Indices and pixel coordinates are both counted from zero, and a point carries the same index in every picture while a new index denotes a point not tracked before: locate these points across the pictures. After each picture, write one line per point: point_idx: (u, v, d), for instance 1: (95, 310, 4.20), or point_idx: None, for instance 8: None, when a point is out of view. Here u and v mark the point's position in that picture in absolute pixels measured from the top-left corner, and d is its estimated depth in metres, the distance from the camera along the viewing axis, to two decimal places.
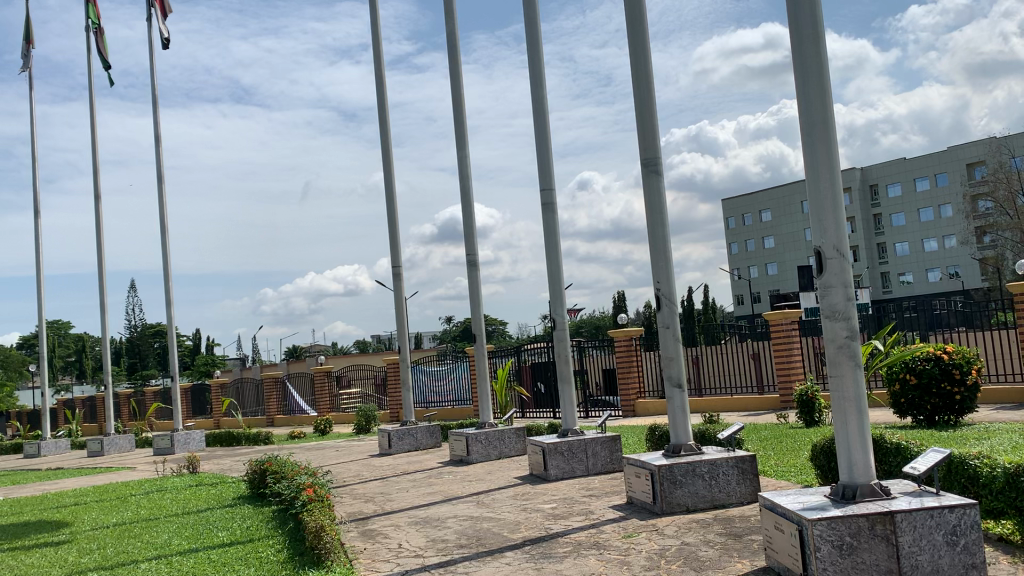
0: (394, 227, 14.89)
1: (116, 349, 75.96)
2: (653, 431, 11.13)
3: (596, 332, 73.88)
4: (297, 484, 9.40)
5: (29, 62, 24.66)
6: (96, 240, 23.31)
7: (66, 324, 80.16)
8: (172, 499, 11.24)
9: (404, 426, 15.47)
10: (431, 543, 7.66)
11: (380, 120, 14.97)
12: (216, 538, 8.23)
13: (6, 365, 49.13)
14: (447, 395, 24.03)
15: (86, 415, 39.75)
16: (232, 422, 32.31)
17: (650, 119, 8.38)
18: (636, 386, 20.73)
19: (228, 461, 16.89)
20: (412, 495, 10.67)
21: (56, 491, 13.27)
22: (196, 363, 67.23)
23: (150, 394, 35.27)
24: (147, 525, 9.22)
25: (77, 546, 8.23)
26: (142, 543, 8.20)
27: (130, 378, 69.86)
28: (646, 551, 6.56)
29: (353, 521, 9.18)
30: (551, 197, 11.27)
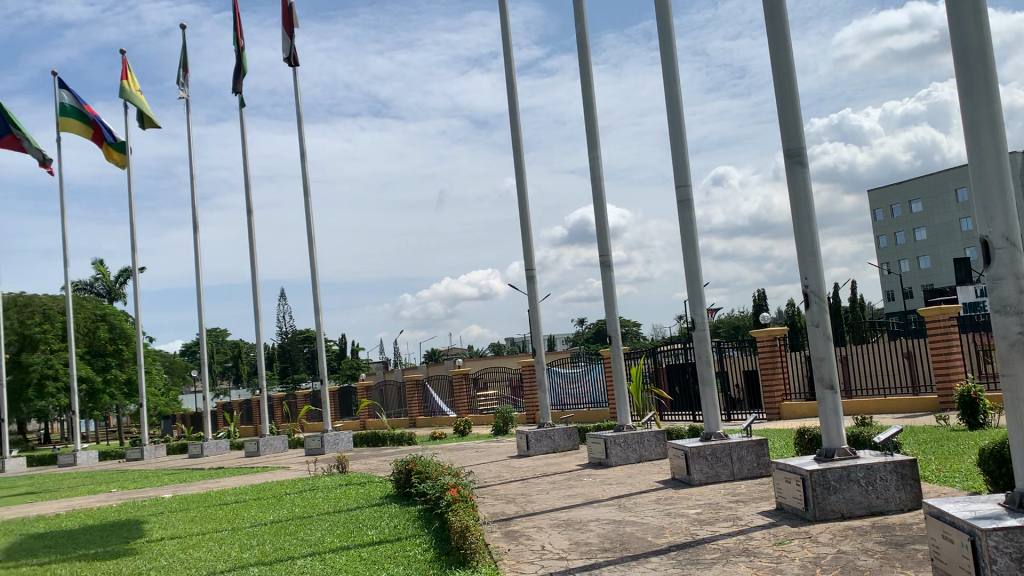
0: (528, 230, 14.98)
1: (270, 355, 80.01)
2: (801, 434, 10.65)
3: (735, 333, 71.91)
4: (441, 484, 9.58)
5: (185, 88, 26.35)
6: (250, 252, 24.60)
7: (223, 332, 85.50)
8: (323, 498, 11.70)
9: (542, 428, 15.49)
10: (574, 546, 7.63)
11: (512, 125, 15.09)
12: (366, 536, 8.50)
13: (173, 371, 52.74)
14: (584, 397, 23.93)
15: (243, 417, 42.16)
16: (377, 424, 33.42)
17: (792, 109, 8.04)
18: (781, 388, 19.95)
19: (375, 461, 17.50)
20: (553, 497, 10.66)
21: (218, 489, 14.11)
22: (341, 367, 70.25)
23: (300, 397, 37.02)
24: (302, 523, 9.63)
25: (240, 542, 8.71)
26: (299, 540, 8.58)
27: (283, 382, 73.50)
28: (799, 558, 6.27)
29: (495, 522, 9.27)
30: (687, 193, 11.03)
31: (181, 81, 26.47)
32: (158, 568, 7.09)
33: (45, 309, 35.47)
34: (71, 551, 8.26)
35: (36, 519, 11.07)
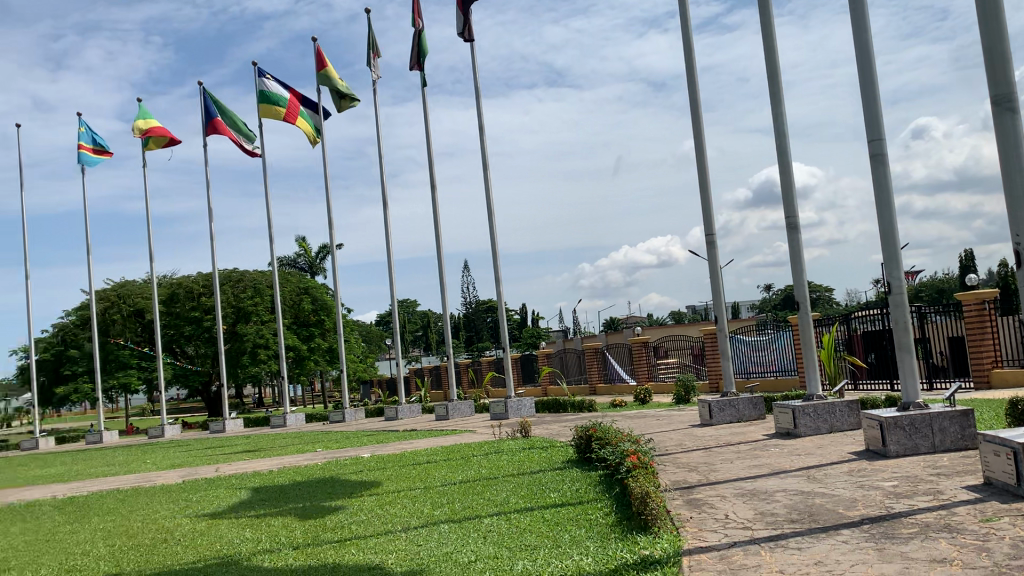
0: (708, 194, 14.59)
1: (455, 324, 83.03)
2: (1015, 405, 9.80)
3: (939, 297, 66.78)
4: (621, 450, 9.62)
5: (375, 69, 27.58)
6: (435, 225, 25.53)
7: (412, 303, 89.60)
8: (507, 460, 12.07)
9: (725, 397, 15.17)
10: (759, 516, 7.46)
11: (690, 87, 14.70)
12: (549, 499, 8.71)
13: (369, 340, 56.00)
14: (770, 365, 23.14)
15: (433, 383, 44.15)
16: (558, 390, 33.92)
17: (1000, 49, 7.23)
18: (991, 356, 18.42)
19: (558, 427, 17.80)
20: (737, 466, 10.44)
21: (411, 450, 14.91)
22: (524, 336, 71.75)
23: (485, 364, 38.21)
24: (488, 484, 10.00)
25: (431, 499, 9.19)
26: (485, 500, 8.93)
27: (468, 351, 76.09)
28: (1010, 538, 5.81)
29: (678, 490, 9.20)
30: (881, 147, 10.32)
31: (370, 64, 27.73)
32: (357, 521, 7.64)
33: (255, 283, 38.62)
34: (283, 503, 9.06)
35: (252, 473, 12.18)
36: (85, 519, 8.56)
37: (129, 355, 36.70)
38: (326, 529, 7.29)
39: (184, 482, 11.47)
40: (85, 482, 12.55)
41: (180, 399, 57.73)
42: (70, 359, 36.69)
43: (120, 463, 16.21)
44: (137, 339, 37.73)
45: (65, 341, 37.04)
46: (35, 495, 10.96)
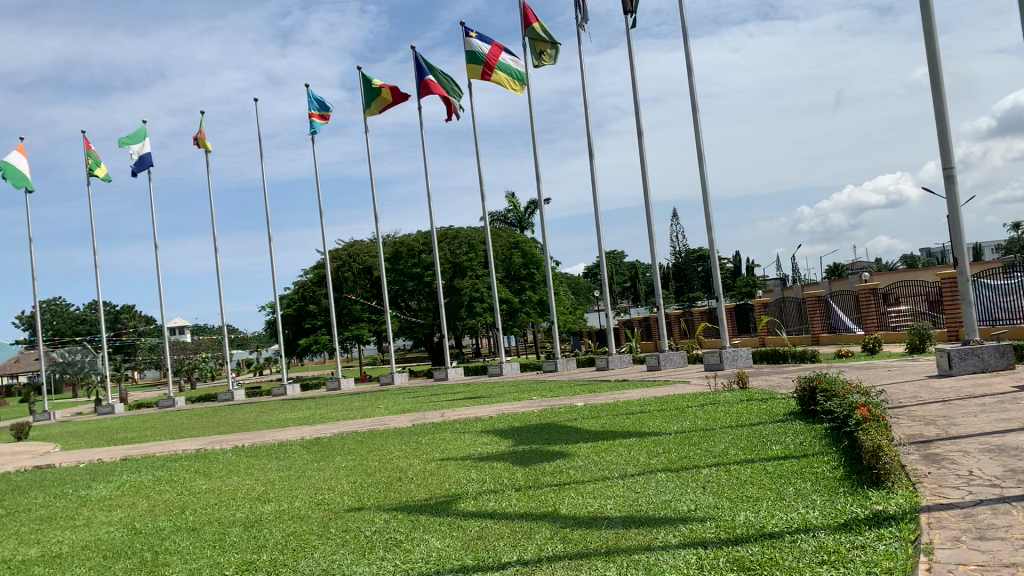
0: (945, 125, 13.28)
1: (666, 274, 82.02)
2: None
3: None
4: (849, 402, 9.11)
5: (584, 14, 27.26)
6: (643, 173, 25.15)
7: (621, 254, 89.46)
8: (725, 411, 11.82)
9: (967, 345, 13.94)
10: (1009, 473, 6.81)
11: (923, 7, 13.34)
12: (770, 451, 8.43)
13: (577, 292, 56.82)
14: (1020, 312, 20.98)
15: (644, 334, 44.05)
16: (776, 340, 32.68)
17: None
18: None
19: (778, 378, 17.18)
20: (982, 420, 9.57)
21: (625, 399, 15.01)
22: (737, 284, 69.57)
23: (698, 314, 37.49)
24: (706, 435, 9.84)
25: (647, 449, 9.18)
26: (703, 450, 8.80)
27: (679, 300, 75.00)
28: None
29: (913, 444, 8.61)
30: None
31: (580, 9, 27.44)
32: (577, 467, 7.81)
33: (469, 240, 40.14)
34: (506, 448, 9.44)
35: (475, 419, 12.78)
36: (331, 458, 9.37)
37: (360, 310, 39.54)
38: (547, 473, 7.52)
39: (415, 426, 12.24)
40: (328, 425, 13.74)
41: (406, 350, 61.62)
42: (310, 313, 40.11)
43: (357, 408, 17.60)
44: (366, 295, 40.46)
45: (305, 298, 40.50)
46: (288, 436, 12.14)
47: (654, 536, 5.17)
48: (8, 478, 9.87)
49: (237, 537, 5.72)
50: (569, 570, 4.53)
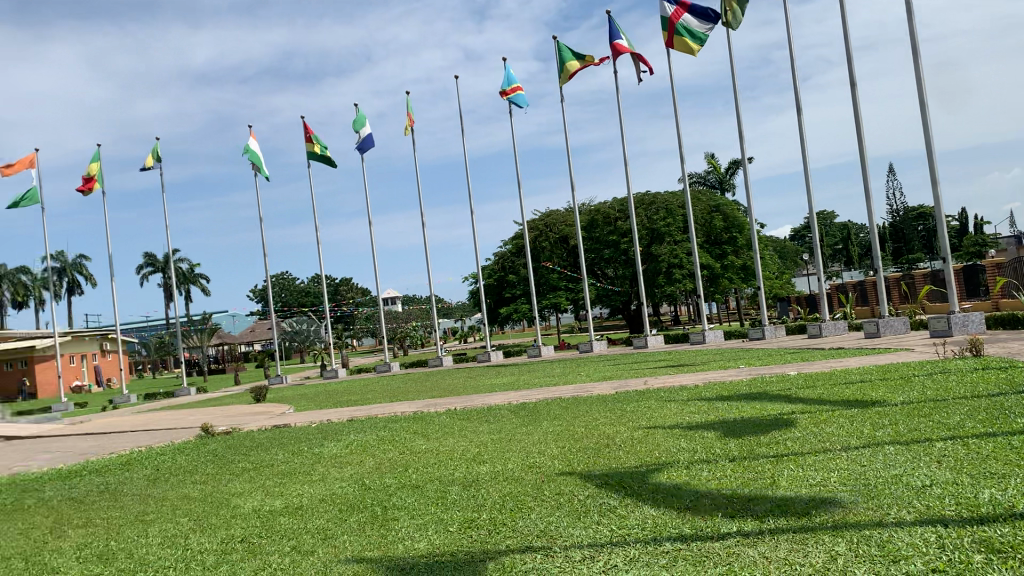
0: None
1: (881, 235, 76.68)
2: None
3: None
4: None
5: None
6: (856, 127, 23.48)
7: (830, 215, 84.64)
8: (958, 381, 10.87)
9: None
10: None
11: None
12: (1016, 425, 7.63)
13: (784, 256, 54.59)
14: None
15: (858, 299, 41.60)
16: (1013, 304, 29.68)
17: None
18: None
19: (1017, 345, 15.59)
20: None
21: (843, 368, 14.20)
22: (964, 243, 63.83)
23: (920, 277, 34.81)
24: (938, 406, 9.07)
25: (870, 420, 8.60)
26: (935, 423, 8.12)
27: (897, 262, 69.93)
28: None
29: None
30: None
31: None
32: (795, 439, 7.46)
33: (667, 205, 39.50)
34: (716, 418, 9.21)
35: (681, 387, 12.60)
36: (539, 423, 9.56)
37: (557, 278, 40.01)
38: (762, 443, 7.25)
39: (620, 393, 12.24)
40: (534, 391, 14.09)
41: (605, 319, 61.86)
42: (510, 283, 41.13)
43: (559, 375, 17.93)
44: (564, 264, 40.88)
45: (505, 268, 41.61)
46: (496, 401, 12.55)
47: (886, 512, 4.83)
48: (252, 436, 10.90)
49: (456, 496, 5.96)
50: (794, 543, 4.35)
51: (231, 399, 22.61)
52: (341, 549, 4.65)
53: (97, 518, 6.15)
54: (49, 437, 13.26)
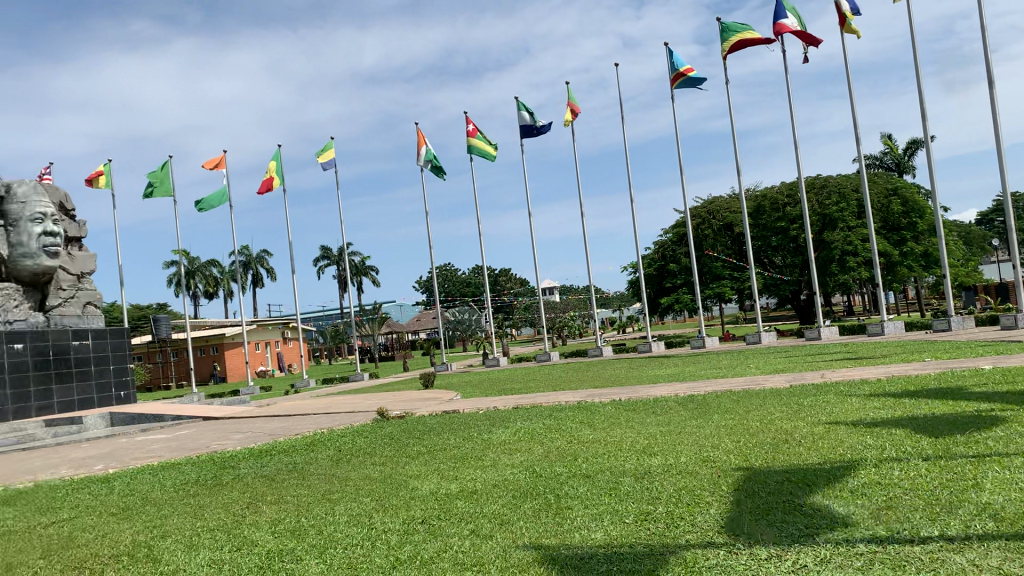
0: None
1: None
2: None
3: None
4: None
5: None
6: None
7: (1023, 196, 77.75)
8: None
9: None
10: None
11: None
12: None
13: (970, 242, 50.66)
14: None
15: None
16: None
17: None
18: None
19: None
20: None
21: None
22: None
23: None
24: None
25: None
26: None
27: None
28: None
29: None
30: None
31: None
32: (998, 439, 6.85)
33: (840, 188, 37.53)
34: (904, 414, 8.63)
35: (860, 381, 11.88)
36: (710, 416, 9.30)
37: (721, 267, 38.78)
38: (960, 443, 6.71)
39: (795, 386, 11.73)
40: (701, 383, 13.76)
41: (770, 309, 59.72)
42: (671, 272, 40.38)
43: (726, 366, 17.42)
44: (728, 252, 39.77)
45: (666, 257, 40.94)
46: (662, 392, 12.31)
47: None
48: (423, 421, 11.24)
49: (630, 487, 5.87)
50: (1008, 551, 3.96)
51: (402, 385, 23.51)
52: (518, 535, 4.67)
53: (288, 496, 6.51)
54: (239, 418, 14.23)
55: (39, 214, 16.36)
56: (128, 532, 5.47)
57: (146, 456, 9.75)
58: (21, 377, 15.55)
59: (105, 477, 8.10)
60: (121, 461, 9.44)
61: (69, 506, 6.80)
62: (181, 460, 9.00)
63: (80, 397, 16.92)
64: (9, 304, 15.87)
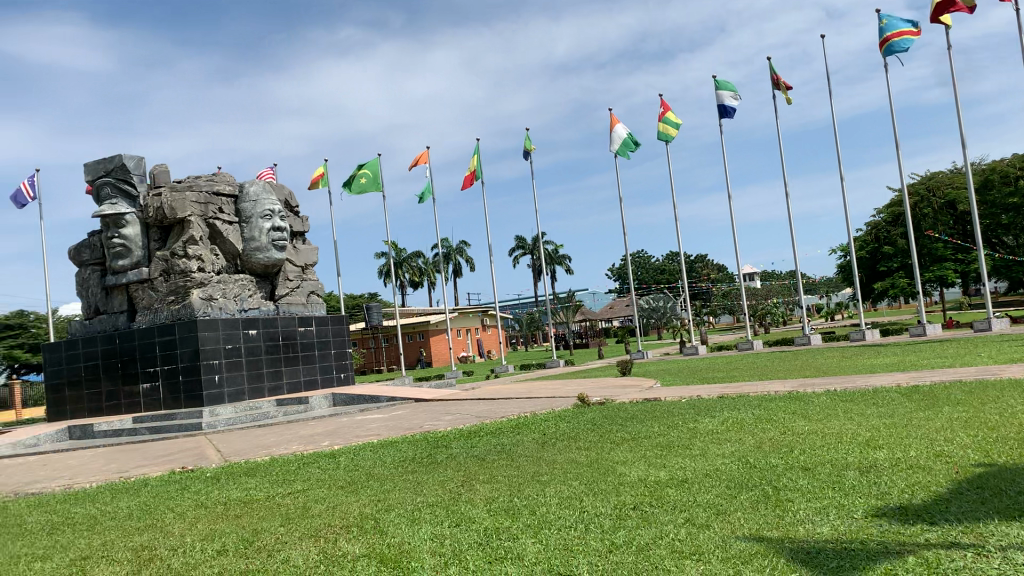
0: None
1: None
2: None
3: None
4: None
5: None
6: None
7: None
8: None
9: None
10: None
11: None
12: None
13: None
14: None
15: None
16: None
17: None
18: None
19: None
20: None
21: None
22: None
23: None
24: None
25: None
26: None
27: None
28: None
29: None
30: None
31: None
32: None
33: None
34: None
35: None
36: (940, 408, 8.56)
37: (944, 249, 35.72)
38: None
39: None
40: (927, 372, 12.74)
41: (1001, 294, 54.35)
42: (886, 255, 37.66)
43: (952, 355, 16.04)
44: (952, 232, 36.55)
45: (880, 239, 38.32)
46: (883, 382, 11.48)
47: None
48: (626, 407, 11.21)
49: (855, 480, 5.51)
50: None
51: (601, 372, 23.54)
52: (737, 527, 4.50)
53: (499, 476, 6.67)
54: (448, 400, 14.88)
55: (268, 211, 17.82)
56: (355, 504, 5.82)
57: (368, 434, 10.36)
58: (255, 360, 17.00)
59: (331, 453, 8.67)
60: (345, 438, 10.09)
61: (301, 478, 7.35)
62: (399, 438, 9.48)
63: (306, 379, 18.29)
64: (245, 293, 17.35)
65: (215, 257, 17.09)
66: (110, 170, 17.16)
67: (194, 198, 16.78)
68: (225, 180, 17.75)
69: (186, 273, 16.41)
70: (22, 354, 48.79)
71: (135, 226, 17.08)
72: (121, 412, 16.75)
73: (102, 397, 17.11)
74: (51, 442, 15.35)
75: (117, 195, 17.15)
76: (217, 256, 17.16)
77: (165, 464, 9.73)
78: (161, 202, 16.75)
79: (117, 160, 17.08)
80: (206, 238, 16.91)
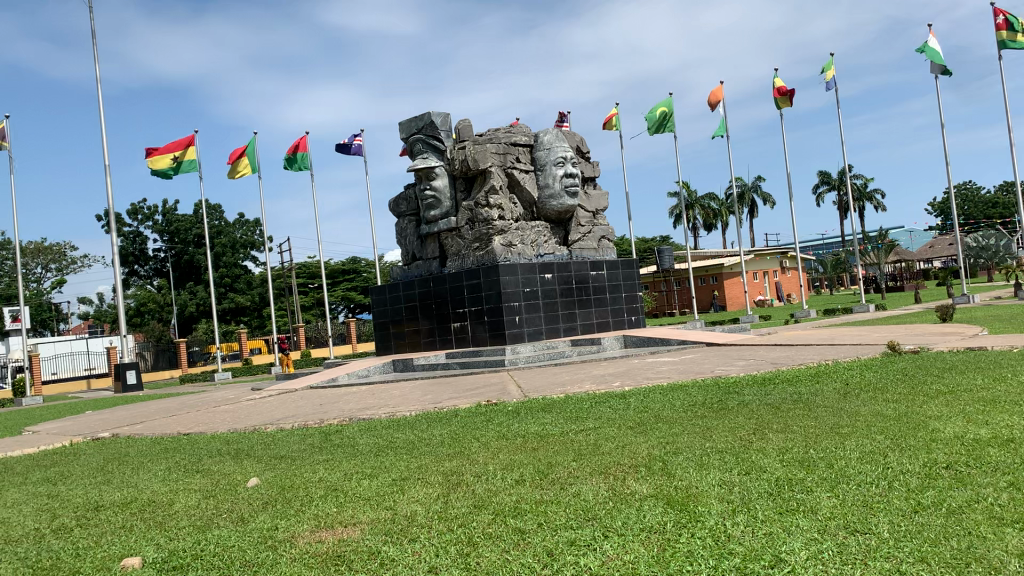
0: None
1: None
2: None
3: None
4: None
5: None
6: None
7: None
8: None
9: None
10: None
11: None
12: None
13: None
14: None
15: None
16: None
17: None
18: None
19: None
20: None
21: None
22: None
23: None
24: None
25: None
26: None
27: None
28: None
29: None
30: None
31: None
32: None
33: None
34: None
35: None
36: None
37: None
38: None
39: None
40: None
41: None
42: None
43: None
44: None
45: None
46: None
47: None
48: (943, 358, 10.19)
49: None
50: None
51: (916, 317, 21.54)
52: None
53: (795, 426, 6.40)
54: (743, 345, 14.55)
55: (561, 158, 18.32)
56: (644, 445, 5.91)
57: (658, 376, 10.51)
58: (552, 302, 17.76)
59: (623, 393, 8.88)
60: (636, 380, 10.29)
61: (593, 417, 7.60)
62: (690, 382, 9.47)
63: (599, 321, 18.78)
64: (541, 239, 18.13)
65: (514, 205, 17.98)
66: (421, 128, 18.67)
67: (493, 149, 17.75)
68: (522, 131, 18.52)
69: (488, 221, 17.42)
70: (356, 295, 55.31)
71: (443, 178, 18.42)
72: (437, 348, 18.40)
73: (420, 335, 18.85)
74: (380, 374, 17.32)
75: (427, 150, 18.59)
76: (516, 204, 18.02)
77: (472, 397, 10.60)
78: (465, 154, 17.86)
79: (426, 117, 18.47)
80: (506, 187, 17.81)
